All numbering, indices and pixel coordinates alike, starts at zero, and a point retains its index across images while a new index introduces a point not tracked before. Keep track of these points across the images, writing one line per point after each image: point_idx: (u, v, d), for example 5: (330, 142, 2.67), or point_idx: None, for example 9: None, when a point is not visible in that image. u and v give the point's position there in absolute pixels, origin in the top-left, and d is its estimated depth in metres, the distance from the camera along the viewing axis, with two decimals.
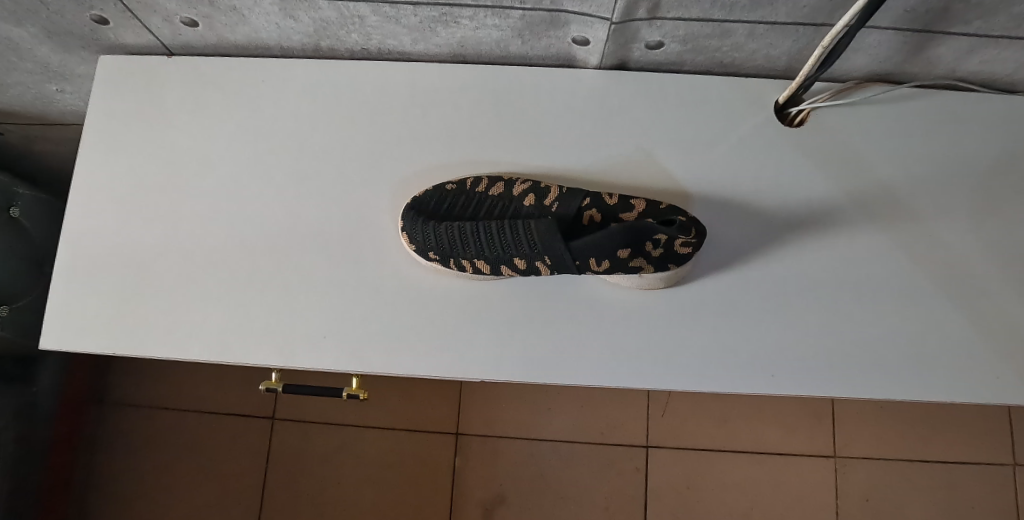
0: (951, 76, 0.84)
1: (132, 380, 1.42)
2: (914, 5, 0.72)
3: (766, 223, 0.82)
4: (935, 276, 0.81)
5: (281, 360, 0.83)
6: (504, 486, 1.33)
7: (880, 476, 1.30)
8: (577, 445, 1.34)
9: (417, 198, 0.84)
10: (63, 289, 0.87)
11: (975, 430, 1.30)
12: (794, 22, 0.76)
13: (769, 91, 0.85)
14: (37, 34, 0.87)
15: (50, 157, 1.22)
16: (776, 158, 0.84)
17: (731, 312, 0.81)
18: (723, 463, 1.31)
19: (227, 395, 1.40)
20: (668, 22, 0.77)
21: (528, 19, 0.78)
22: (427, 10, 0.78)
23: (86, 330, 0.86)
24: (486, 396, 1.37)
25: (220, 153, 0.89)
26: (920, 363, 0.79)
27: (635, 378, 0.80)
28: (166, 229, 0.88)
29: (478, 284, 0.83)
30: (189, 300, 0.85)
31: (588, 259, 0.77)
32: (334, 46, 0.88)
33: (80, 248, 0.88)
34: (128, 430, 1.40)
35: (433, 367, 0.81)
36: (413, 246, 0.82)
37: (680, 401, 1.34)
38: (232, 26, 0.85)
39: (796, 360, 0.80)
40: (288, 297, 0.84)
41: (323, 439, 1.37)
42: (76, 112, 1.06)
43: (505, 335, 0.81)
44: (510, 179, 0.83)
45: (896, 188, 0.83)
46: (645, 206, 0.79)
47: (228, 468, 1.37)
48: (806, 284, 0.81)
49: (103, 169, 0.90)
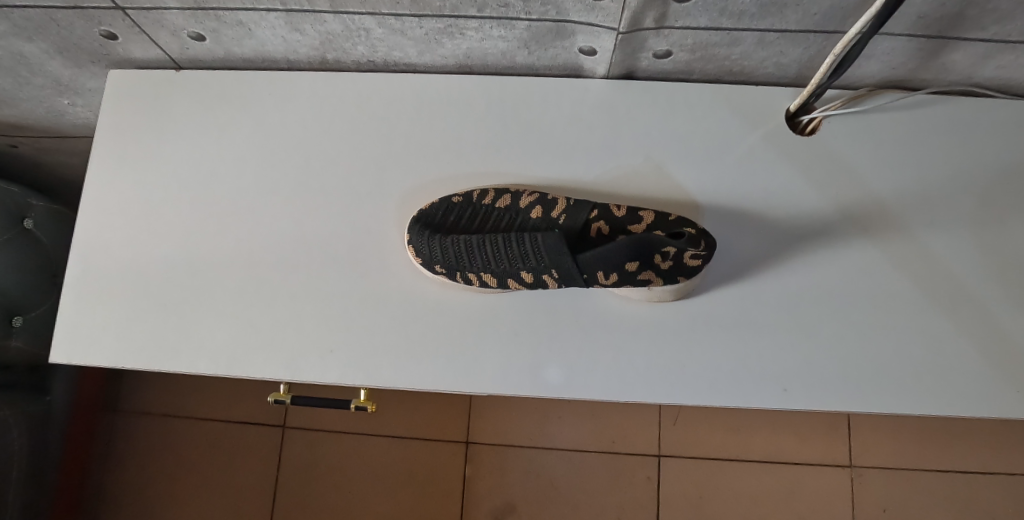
0: (967, 82, 0.82)
1: (145, 389, 1.43)
2: (929, 11, 0.71)
3: (778, 234, 0.81)
4: (953, 288, 0.79)
5: (288, 374, 0.83)
6: (515, 495, 1.32)
7: (898, 487, 1.27)
8: (589, 454, 1.32)
9: (424, 211, 0.83)
10: (73, 304, 0.87)
11: (997, 440, 1.27)
12: (805, 30, 0.75)
13: (779, 99, 0.84)
14: (48, 50, 0.88)
15: (63, 168, 1.23)
16: (788, 167, 0.82)
17: (742, 324, 0.79)
18: (737, 472, 1.30)
19: (237, 405, 1.40)
20: (676, 31, 0.76)
21: (534, 29, 0.78)
22: (432, 21, 0.78)
23: (95, 344, 0.86)
24: (496, 406, 1.36)
25: (228, 166, 0.89)
26: (940, 376, 0.77)
27: (645, 392, 0.79)
28: (175, 243, 0.88)
29: (486, 297, 0.82)
30: (198, 312, 0.85)
31: (596, 271, 0.76)
32: (340, 58, 0.87)
33: (89, 261, 0.88)
34: (141, 439, 1.41)
35: (440, 381, 0.81)
36: (419, 259, 0.81)
37: (692, 410, 1.33)
38: (238, 39, 0.85)
39: (809, 374, 0.78)
40: (295, 310, 0.84)
41: (333, 448, 1.37)
42: (87, 125, 1.07)
43: (513, 349, 0.81)
44: (517, 191, 0.82)
45: (912, 197, 0.81)
46: (654, 218, 0.79)
47: (238, 477, 1.37)
48: (819, 297, 0.80)
49: (111, 182, 0.90)
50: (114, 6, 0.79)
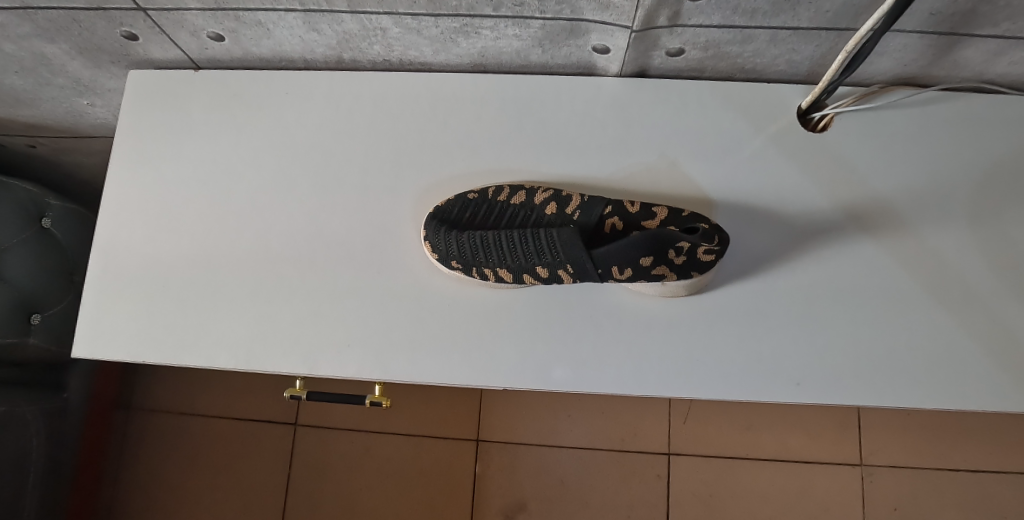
0: (979, 78, 0.82)
1: (160, 386, 1.45)
2: (942, 7, 0.72)
3: (790, 230, 0.82)
4: (964, 284, 0.80)
5: (305, 368, 0.84)
6: (526, 492, 1.33)
7: (909, 485, 1.27)
8: (599, 451, 1.33)
9: (440, 207, 0.84)
10: (94, 300, 0.89)
11: (1006, 439, 1.27)
12: (817, 27, 0.76)
13: (791, 96, 0.85)
14: (69, 50, 0.89)
15: (81, 169, 1.25)
16: (800, 164, 0.83)
17: (754, 320, 0.80)
18: (746, 470, 1.30)
19: (251, 402, 1.41)
20: (689, 29, 0.77)
21: (549, 28, 0.79)
22: (447, 21, 0.79)
23: (116, 339, 0.88)
24: (507, 404, 1.37)
25: (245, 164, 0.90)
26: (951, 372, 0.78)
27: (659, 386, 0.80)
28: (194, 240, 0.89)
29: (501, 293, 0.83)
30: (217, 308, 0.87)
31: (611, 267, 0.77)
32: (357, 58, 0.89)
33: (110, 258, 0.90)
34: (156, 436, 1.42)
35: (456, 375, 0.81)
36: (435, 254, 0.82)
37: (703, 407, 1.33)
38: (257, 39, 0.86)
39: (822, 369, 0.79)
40: (312, 306, 0.85)
41: (344, 446, 1.38)
42: (105, 125, 1.08)
43: (527, 344, 0.81)
44: (532, 187, 0.83)
45: (924, 193, 0.82)
46: (668, 214, 0.80)
47: (252, 475, 1.38)
48: (831, 293, 0.80)
49: (131, 180, 0.92)
50: (136, 7, 0.81)
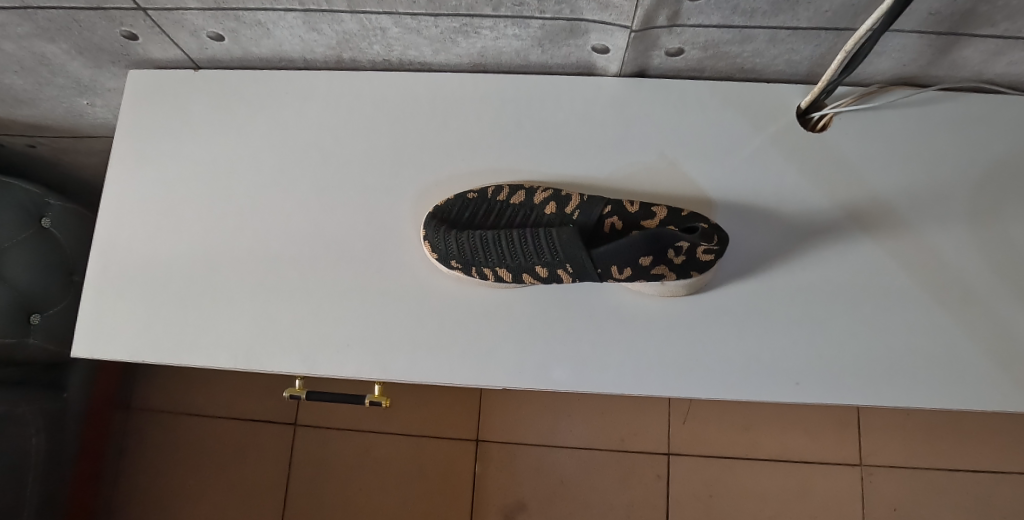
0: (978, 78, 0.82)
1: (159, 385, 1.45)
2: (941, 7, 0.72)
3: (789, 230, 0.82)
4: (963, 283, 0.80)
5: (304, 368, 0.84)
6: (525, 492, 1.33)
7: (909, 485, 1.27)
8: (598, 452, 1.33)
9: (440, 207, 0.84)
10: (93, 299, 0.89)
11: (1006, 439, 1.27)
12: (816, 27, 0.76)
13: (790, 96, 0.85)
14: (69, 50, 0.89)
15: (80, 169, 1.25)
16: (799, 164, 0.83)
17: (753, 319, 0.80)
18: (746, 470, 1.30)
19: (250, 402, 1.41)
20: (688, 29, 0.77)
21: (548, 28, 0.79)
22: (447, 20, 0.79)
23: (115, 338, 0.88)
24: (507, 404, 1.37)
25: (245, 163, 0.90)
26: (950, 371, 0.78)
27: (658, 385, 0.80)
28: (194, 240, 0.89)
29: (501, 292, 0.83)
30: (216, 307, 0.87)
31: (611, 266, 0.77)
32: (356, 58, 0.89)
33: (109, 257, 0.90)
34: (156, 436, 1.42)
35: (456, 375, 0.82)
36: (435, 254, 0.82)
37: (702, 407, 1.33)
38: (257, 39, 0.86)
39: (821, 368, 0.79)
40: (312, 305, 0.85)
41: (344, 446, 1.38)
42: (105, 125, 1.08)
43: (527, 343, 0.82)
44: (531, 187, 0.83)
45: (923, 193, 0.82)
46: (667, 213, 0.80)
47: (252, 475, 1.38)
48: (830, 292, 0.80)
49: (131, 179, 0.92)
50: (135, 7, 0.81)
